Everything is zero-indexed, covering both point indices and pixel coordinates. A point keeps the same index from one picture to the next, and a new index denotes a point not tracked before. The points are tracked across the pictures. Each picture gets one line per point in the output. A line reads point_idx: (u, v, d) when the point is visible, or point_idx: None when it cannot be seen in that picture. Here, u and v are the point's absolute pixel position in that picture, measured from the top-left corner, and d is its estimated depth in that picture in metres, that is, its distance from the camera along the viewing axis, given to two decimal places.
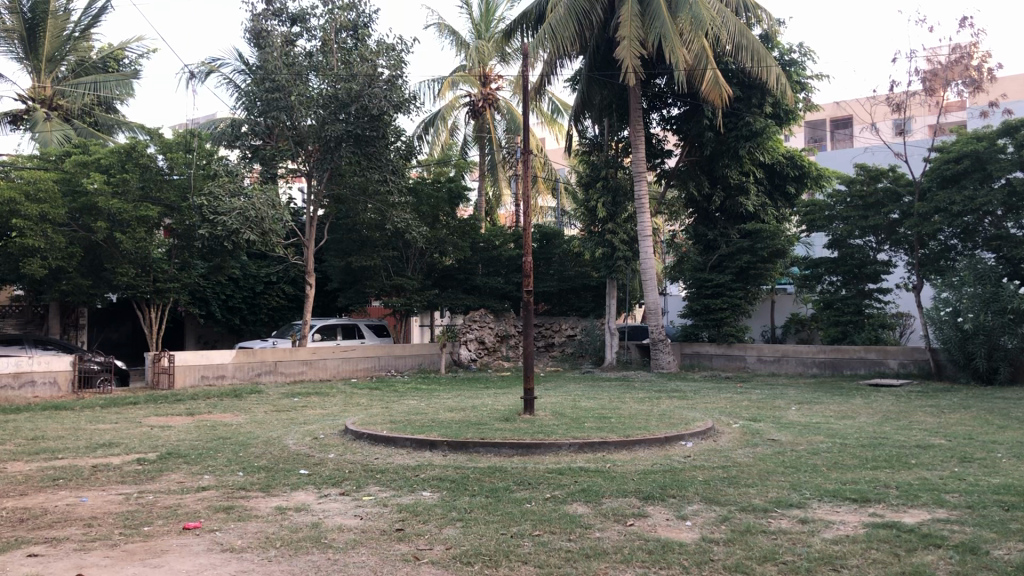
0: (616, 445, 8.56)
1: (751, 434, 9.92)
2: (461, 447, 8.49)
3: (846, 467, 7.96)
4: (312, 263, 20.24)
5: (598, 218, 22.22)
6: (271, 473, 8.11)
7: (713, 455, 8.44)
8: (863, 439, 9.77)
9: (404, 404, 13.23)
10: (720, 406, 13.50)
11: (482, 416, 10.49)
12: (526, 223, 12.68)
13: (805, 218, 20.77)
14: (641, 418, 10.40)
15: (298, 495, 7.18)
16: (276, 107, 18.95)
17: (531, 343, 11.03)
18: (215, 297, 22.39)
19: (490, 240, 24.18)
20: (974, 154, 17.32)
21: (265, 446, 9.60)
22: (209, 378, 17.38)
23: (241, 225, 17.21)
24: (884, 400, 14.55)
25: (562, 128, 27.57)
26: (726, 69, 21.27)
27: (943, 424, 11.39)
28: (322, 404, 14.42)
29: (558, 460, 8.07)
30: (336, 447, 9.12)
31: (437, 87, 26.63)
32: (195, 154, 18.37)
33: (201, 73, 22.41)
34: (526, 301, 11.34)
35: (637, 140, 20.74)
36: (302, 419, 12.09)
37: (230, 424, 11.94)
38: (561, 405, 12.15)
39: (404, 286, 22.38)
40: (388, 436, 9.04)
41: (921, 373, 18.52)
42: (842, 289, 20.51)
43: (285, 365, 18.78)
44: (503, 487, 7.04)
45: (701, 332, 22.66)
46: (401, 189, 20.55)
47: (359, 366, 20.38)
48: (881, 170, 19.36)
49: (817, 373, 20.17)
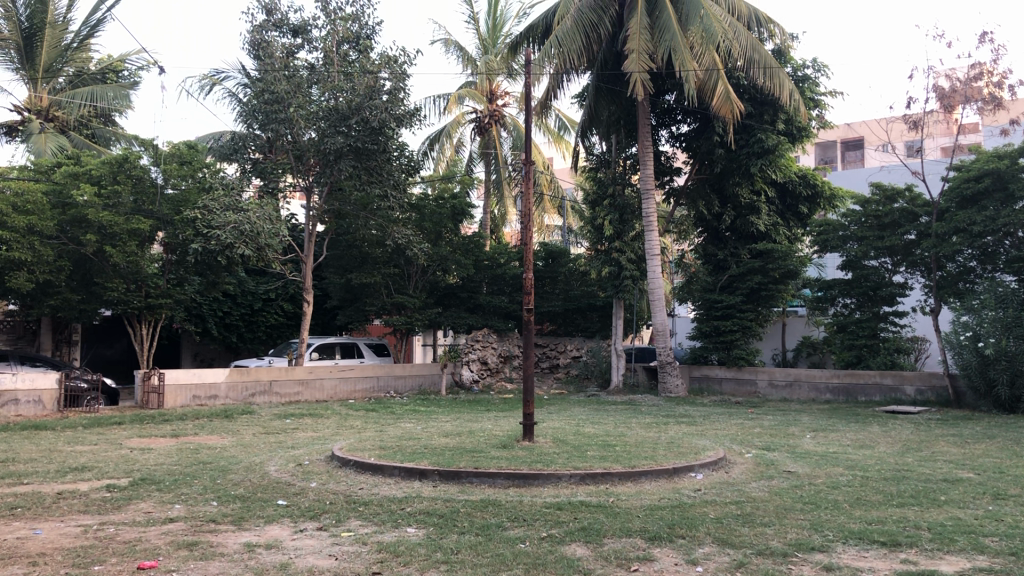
0: (620, 478, 7.92)
1: (765, 464, 9.27)
2: (452, 477, 7.88)
3: (870, 504, 7.32)
4: (311, 279, 19.66)
5: (605, 236, 21.66)
6: (247, 504, 7.50)
7: (725, 488, 7.80)
8: (887, 472, 9.11)
9: (400, 428, 12.61)
10: (731, 433, 12.83)
11: (478, 443, 9.85)
12: (530, 237, 12.06)
13: (817, 238, 20.17)
14: (647, 446, 9.75)
15: (271, 530, 6.59)
16: (277, 119, 18.57)
17: (531, 365, 10.36)
18: (211, 314, 21.88)
19: (494, 258, 23.55)
20: (997, 173, 16.69)
21: (245, 473, 8.99)
22: (201, 398, 16.85)
23: (236, 239, 16.65)
24: (903, 428, 13.86)
25: (570, 146, 27.05)
26: (738, 84, 20.73)
27: (968, 455, 10.70)
28: (314, 427, 13.77)
29: (557, 492, 7.44)
30: (319, 475, 8.50)
31: (443, 103, 26.14)
32: (191, 166, 17.90)
33: (202, 86, 21.98)
34: (526, 319, 10.76)
35: (645, 156, 20.17)
36: (290, 443, 11.49)
37: (214, 447, 11.33)
38: (564, 431, 11.48)
39: (405, 304, 21.82)
40: (375, 464, 8.42)
41: (939, 400, 17.78)
42: (856, 312, 19.87)
43: (279, 385, 18.15)
44: (495, 524, 6.41)
45: (711, 355, 22.01)
46: (402, 204, 20.01)
47: (356, 386, 19.80)
48: (897, 190, 18.77)
49: (831, 399, 19.45)
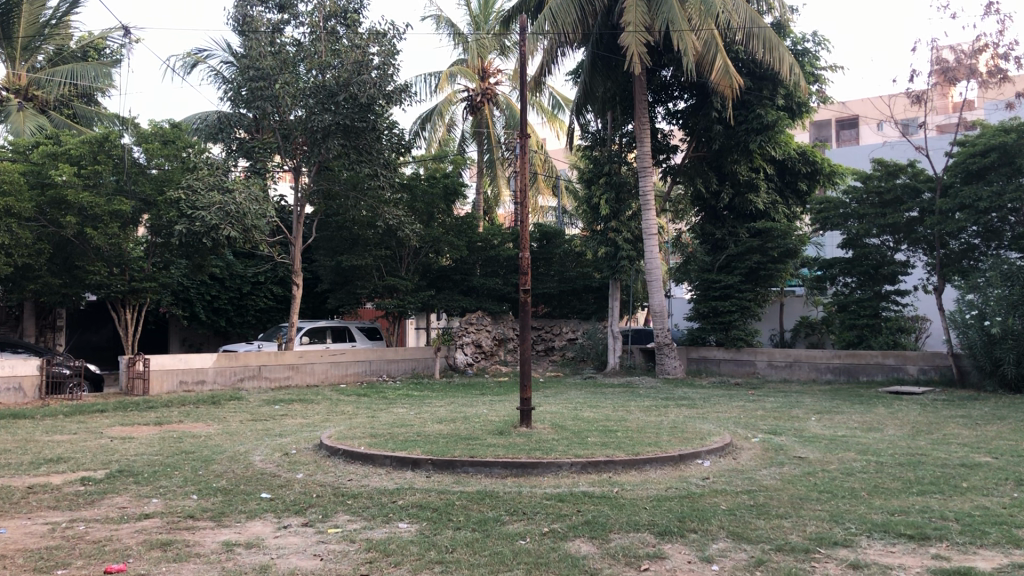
0: (623, 466, 7.50)
1: (774, 450, 8.86)
2: (447, 466, 7.46)
3: (889, 492, 6.92)
4: (300, 261, 19.20)
5: (601, 216, 21.20)
6: (228, 498, 7.05)
7: (735, 476, 7.38)
8: (903, 457, 8.71)
9: (392, 413, 12.20)
10: (734, 416, 12.44)
11: (473, 429, 9.42)
12: (525, 213, 11.59)
13: (818, 216, 19.76)
14: (650, 431, 9.34)
15: (253, 526, 6.17)
16: (262, 96, 18.04)
17: (527, 348, 9.92)
18: (199, 297, 21.41)
19: (488, 240, 23.09)
20: (1003, 147, 16.23)
21: (227, 463, 8.54)
22: (188, 383, 16.39)
23: (221, 221, 16.14)
24: (909, 410, 13.47)
25: (564, 125, 26.54)
26: (736, 58, 20.23)
27: (982, 438, 10.32)
28: (303, 413, 13.32)
29: (557, 482, 7.02)
30: (306, 466, 8.07)
31: (434, 81, 25.56)
32: (175, 146, 17.37)
33: (186, 64, 21.40)
34: (521, 300, 10.29)
35: (642, 133, 19.68)
36: (277, 431, 11.05)
37: (199, 436, 10.88)
38: (562, 416, 11.04)
39: (397, 286, 21.34)
40: (365, 453, 7.98)
41: (942, 380, 17.42)
42: (857, 291, 19.52)
43: (269, 370, 17.70)
44: (493, 518, 5.99)
45: (709, 336, 21.66)
46: (393, 183, 19.49)
47: (348, 371, 19.37)
48: (899, 166, 18.35)
49: (832, 380, 19.09)
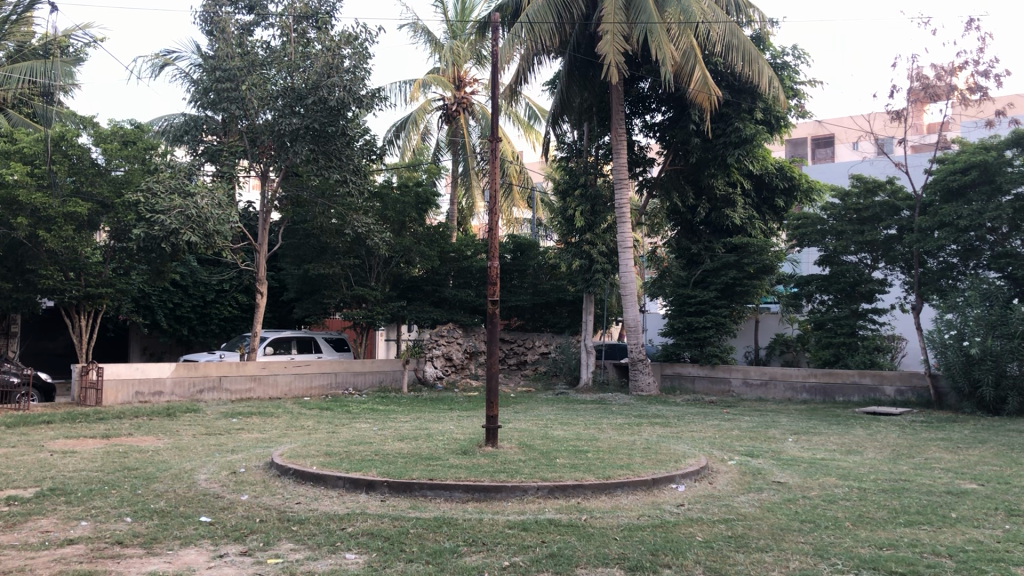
0: (593, 491, 7.02)
1: (752, 474, 8.41)
2: (403, 490, 6.95)
3: (875, 522, 6.49)
4: (264, 269, 18.64)
5: (576, 228, 20.77)
6: (164, 521, 6.46)
7: (711, 504, 6.91)
8: (886, 483, 8.30)
9: (354, 429, 11.67)
10: (709, 436, 12.02)
11: (435, 448, 8.91)
12: (496, 220, 11.09)
13: (795, 232, 19.50)
14: (622, 452, 8.88)
15: (186, 555, 5.62)
16: (228, 97, 17.51)
17: (494, 362, 9.45)
18: (160, 304, 20.77)
19: (460, 250, 22.62)
20: (983, 165, 15.97)
21: (170, 482, 7.95)
22: (145, 394, 15.72)
23: (181, 225, 15.53)
24: (888, 432, 13.11)
25: (540, 136, 26.15)
26: (716, 71, 19.91)
27: (964, 462, 9.97)
28: (261, 428, 12.71)
29: (522, 508, 6.53)
30: (253, 486, 7.51)
31: (408, 89, 25.10)
32: (135, 147, 16.75)
33: (154, 65, 20.81)
34: (490, 312, 9.81)
35: (619, 144, 19.29)
36: (230, 446, 10.46)
37: (146, 451, 10.25)
38: (529, 434, 10.55)
39: (366, 297, 20.81)
40: (317, 474, 7.44)
41: (919, 401, 17.09)
42: (834, 308, 19.26)
43: (229, 382, 17.07)
44: (449, 549, 5.50)
45: (683, 352, 21.27)
46: (363, 190, 18.93)
47: (313, 383, 18.75)
48: (878, 183, 18.16)
49: (808, 399, 18.72)
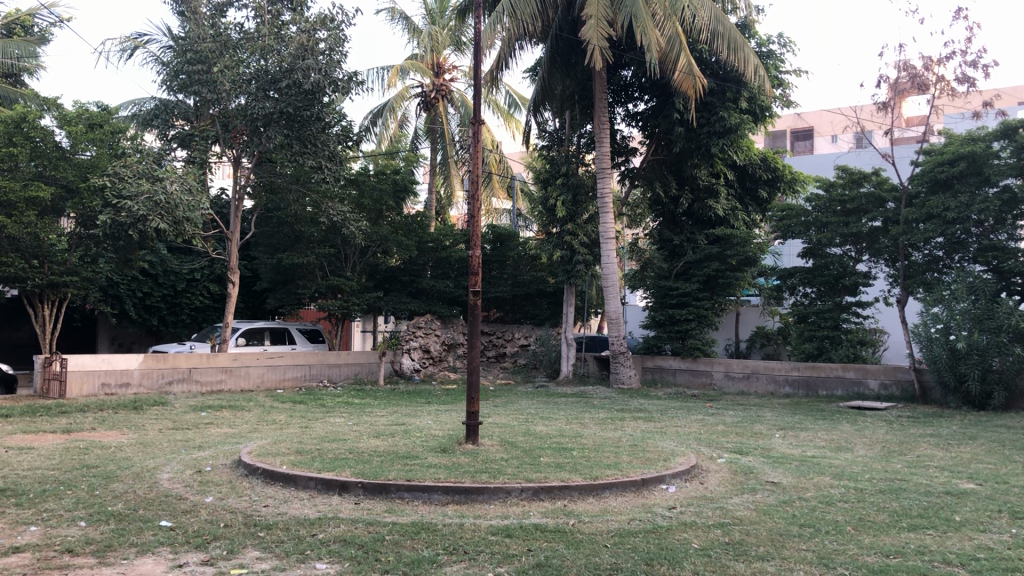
0: (580, 492, 6.64)
1: (743, 473, 8.06)
2: (379, 491, 6.54)
3: (878, 527, 6.15)
4: (237, 258, 18.11)
5: (557, 218, 20.38)
6: (121, 526, 6.00)
7: (704, 506, 6.55)
8: (882, 483, 7.98)
9: (328, 424, 11.23)
10: (695, 432, 11.69)
11: (412, 446, 8.49)
12: (477, 207, 10.63)
13: (779, 223, 19.23)
14: (608, 450, 8.50)
15: (141, 565, 5.17)
16: (199, 80, 16.90)
17: (475, 355, 9.02)
18: (128, 294, 20.20)
19: (439, 240, 22.16)
20: (971, 156, 15.73)
21: (130, 482, 7.48)
22: (111, 386, 15.18)
23: (150, 212, 14.96)
24: (876, 428, 12.86)
25: (521, 124, 25.71)
26: (701, 58, 19.55)
27: (958, 460, 9.69)
28: (231, 422, 12.23)
29: (505, 512, 6.13)
30: (219, 487, 7.06)
31: (385, 75, 24.57)
32: (101, 131, 16.21)
33: (124, 48, 20.16)
34: (470, 303, 9.36)
35: (601, 132, 18.91)
36: (197, 442, 10.00)
37: (108, 447, 9.74)
38: (509, 430, 10.14)
39: (342, 287, 20.35)
40: (287, 474, 7.01)
41: (903, 396, 16.87)
42: (817, 301, 19.02)
43: (199, 373, 16.54)
44: (428, 559, 5.09)
45: (665, 345, 20.96)
46: (338, 177, 18.41)
47: (286, 375, 18.25)
48: (863, 174, 17.89)
49: (791, 393, 18.45)
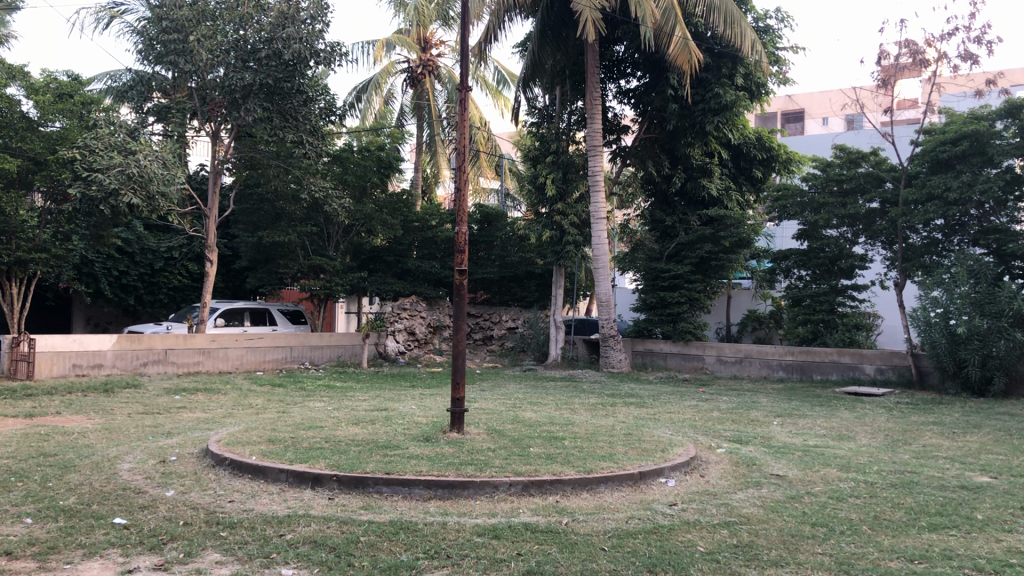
0: (574, 487, 6.15)
1: (745, 465, 7.58)
2: (355, 485, 6.03)
3: (896, 527, 5.66)
4: (214, 236, 17.46)
5: (546, 197, 19.81)
6: (70, 523, 5.46)
7: (707, 503, 6.06)
8: (892, 476, 7.50)
9: (307, 409, 10.71)
10: (688, 419, 11.22)
11: (392, 434, 7.96)
12: (464, 182, 10.04)
13: (774, 203, 18.74)
14: (602, 439, 8.01)
15: (87, 570, 4.63)
16: (175, 49, 16.04)
17: (461, 337, 8.47)
18: (104, 272, 19.55)
19: (425, 219, 21.58)
20: (975, 135, 15.21)
21: (87, 472, 6.93)
22: (83, 368, 14.57)
23: (122, 186, 14.29)
24: (876, 415, 12.42)
25: (509, 102, 25.08)
26: (697, 32, 18.94)
27: (967, 450, 9.24)
28: (205, 406, 11.65)
29: (492, 510, 5.62)
30: (182, 480, 6.52)
31: (371, 50, 23.86)
32: (71, 101, 15.72)
33: (99, 18, 19.38)
34: (457, 283, 8.80)
35: (593, 108, 18.33)
36: (166, 428, 9.45)
37: (70, 433, 9.15)
38: (496, 417, 9.58)
39: (324, 267, 19.76)
40: (255, 465, 6.48)
41: (900, 381, 16.44)
42: (812, 284, 18.61)
43: (176, 355, 15.95)
44: (406, 564, 4.57)
45: (655, 328, 20.51)
46: (321, 153, 17.78)
47: (266, 357, 17.65)
48: (862, 153, 17.41)
49: (784, 378, 18.00)
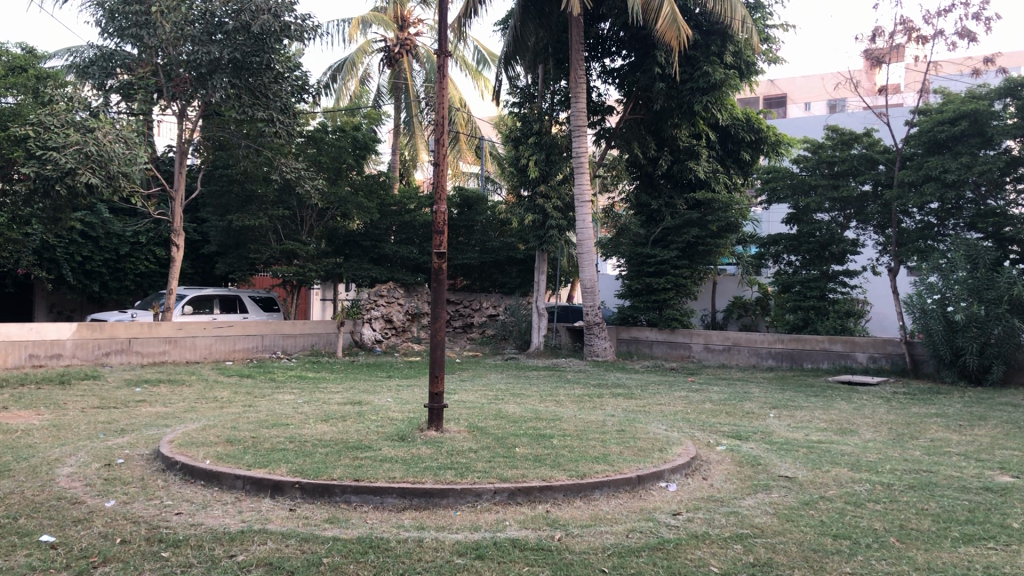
0: (567, 494, 5.48)
1: (750, 465, 6.94)
2: (320, 493, 5.35)
3: (926, 540, 5.03)
4: (181, 220, 16.63)
5: (528, 180, 19.10)
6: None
7: (714, 511, 5.43)
8: (908, 476, 6.91)
9: (274, 403, 10.02)
10: (680, 411, 10.68)
11: (364, 432, 7.28)
12: (444, 158, 9.34)
13: (764, 186, 18.13)
14: (592, 437, 7.39)
15: None
16: (137, 22, 15.20)
17: (440, 325, 7.78)
18: (66, 258, 18.70)
19: (402, 203, 20.85)
20: (974, 115, 14.59)
21: (22, 479, 6.20)
22: (40, 357, 13.74)
23: (80, 165, 13.43)
24: (876, 406, 11.88)
25: (489, 82, 24.31)
26: (685, 8, 18.23)
27: (979, 445, 8.70)
28: (166, 400, 10.90)
29: (475, 523, 4.95)
30: (125, 488, 5.80)
31: (346, 28, 23.00)
32: (26, 75, 15.14)
33: None
34: (435, 267, 8.12)
35: (578, 86, 17.59)
36: (120, 425, 8.72)
37: (15, 431, 8.41)
38: (478, 412, 8.94)
39: (296, 252, 19.01)
40: (210, 471, 5.78)
41: (893, 370, 15.91)
42: (802, 270, 18.07)
43: (140, 344, 15.15)
44: None
45: (641, 315, 19.89)
46: (292, 132, 16.92)
47: (236, 346, 16.86)
48: (855, 134, 16.82)
49: (774, 366, 17.44)
